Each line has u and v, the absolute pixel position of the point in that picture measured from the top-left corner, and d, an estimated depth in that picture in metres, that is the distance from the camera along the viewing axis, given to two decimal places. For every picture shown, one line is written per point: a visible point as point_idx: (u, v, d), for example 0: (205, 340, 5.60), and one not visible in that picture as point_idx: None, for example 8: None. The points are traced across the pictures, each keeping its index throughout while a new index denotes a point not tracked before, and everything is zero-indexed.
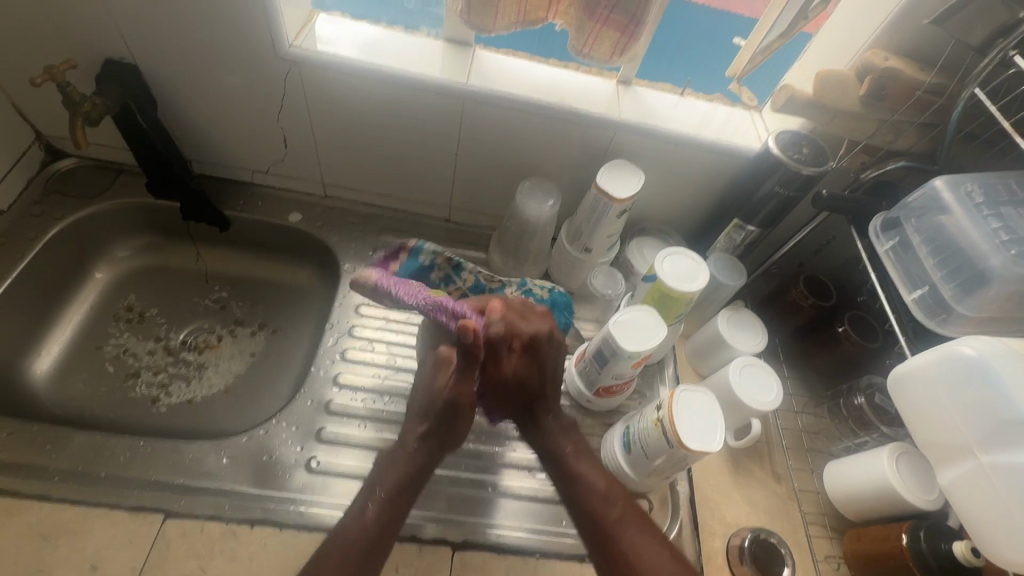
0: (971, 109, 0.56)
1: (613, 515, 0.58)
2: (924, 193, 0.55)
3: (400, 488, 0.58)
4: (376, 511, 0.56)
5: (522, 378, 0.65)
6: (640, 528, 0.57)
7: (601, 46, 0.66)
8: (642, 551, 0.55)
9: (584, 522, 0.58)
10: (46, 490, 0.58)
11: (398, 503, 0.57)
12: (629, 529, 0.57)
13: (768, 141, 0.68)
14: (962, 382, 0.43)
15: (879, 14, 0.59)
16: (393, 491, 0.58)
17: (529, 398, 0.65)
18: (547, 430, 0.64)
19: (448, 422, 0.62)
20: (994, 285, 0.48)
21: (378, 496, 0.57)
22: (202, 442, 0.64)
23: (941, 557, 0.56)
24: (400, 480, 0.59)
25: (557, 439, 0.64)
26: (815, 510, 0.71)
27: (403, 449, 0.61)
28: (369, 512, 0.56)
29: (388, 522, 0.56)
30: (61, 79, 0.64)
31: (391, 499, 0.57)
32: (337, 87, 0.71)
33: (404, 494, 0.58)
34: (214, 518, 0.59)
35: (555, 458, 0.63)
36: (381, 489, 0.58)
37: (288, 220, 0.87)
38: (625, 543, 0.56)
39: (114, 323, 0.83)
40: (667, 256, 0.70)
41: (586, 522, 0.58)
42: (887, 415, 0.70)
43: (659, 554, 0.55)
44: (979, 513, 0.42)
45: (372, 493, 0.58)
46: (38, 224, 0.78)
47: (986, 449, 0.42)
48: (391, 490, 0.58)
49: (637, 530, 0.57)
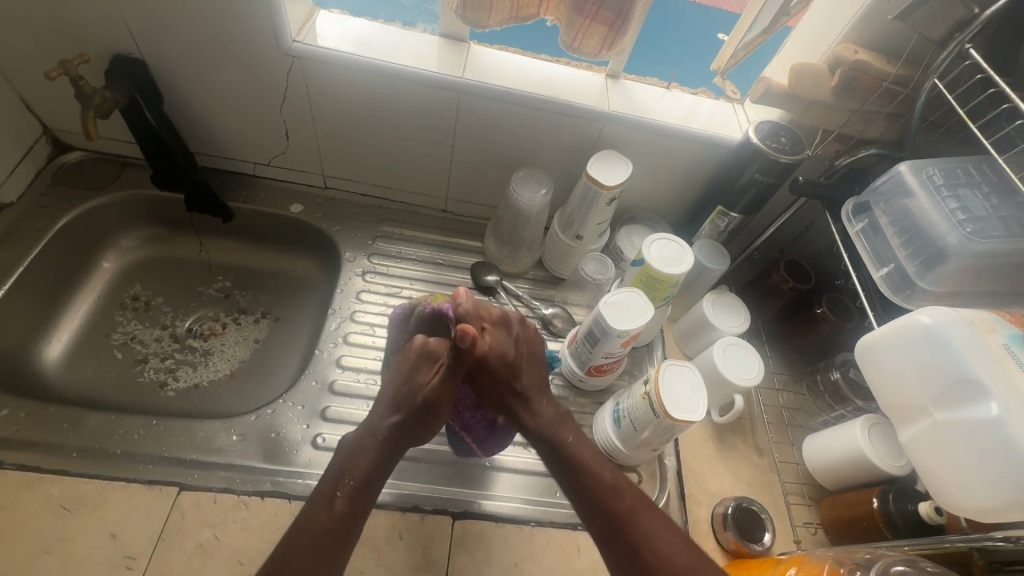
0: (933, 99, 0.60)
1: (625, 505, 0.54)
2: (891, 177, 0.59)
3: (369, 474, 0.57)
4: (344, 501, 0.55)
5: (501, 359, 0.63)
6: (654, 517, 0.54)
7: (591, 41, 0.70)
8: (658, 542, 0.52)
9: (599, 508, 0.55)
10: (65, 465, 0.60)
11: (366, 492, 0.56)
12: (641, 518, 0.54)
13: (748, 131, 0.72)
14: (921, 347, 0.47)
15: (850, 10, 0.63)
16: (363, 482, 0.56)
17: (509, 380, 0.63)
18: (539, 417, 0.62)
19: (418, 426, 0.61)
20: (952, 262, 0.52)
21: (348, 486, 0.55)
22: (213, 421, 0.67)
23: (908, 517, 0.61)
24: (368, 474, 0.56)
25: (557, 430, 0.61)
26: (795, 481, 0.75)
27: (370, 444, 0.58)
28: (338, 509, 0.54)
29: (357, 513, 0.55)
30: (74, 74, 0.66)
31: (360, 494, 0.55)
32: (337, 81, 0.74)
33: (371, 486, 0.56)
34: (227, 490, 0.62)
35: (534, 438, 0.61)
36: (351, 480, 0.56)
37: (290, 211, 0.90)
38: (637, 537, 0.52)
39: (121, 312, 0.86)
40: (654, 242, 0.74)
41: (602, 507, 0.55)
42: (862, 389, 0.74)
43: (676, 548, 0.52)
44: (936, 466, 0.46)
45: (340, 483, 0.56)
46: (47, 215, 0.80)
47: (941, 408, 0.46)
48: (360, 479, 0.56)
49: (653, 522, 0.54)
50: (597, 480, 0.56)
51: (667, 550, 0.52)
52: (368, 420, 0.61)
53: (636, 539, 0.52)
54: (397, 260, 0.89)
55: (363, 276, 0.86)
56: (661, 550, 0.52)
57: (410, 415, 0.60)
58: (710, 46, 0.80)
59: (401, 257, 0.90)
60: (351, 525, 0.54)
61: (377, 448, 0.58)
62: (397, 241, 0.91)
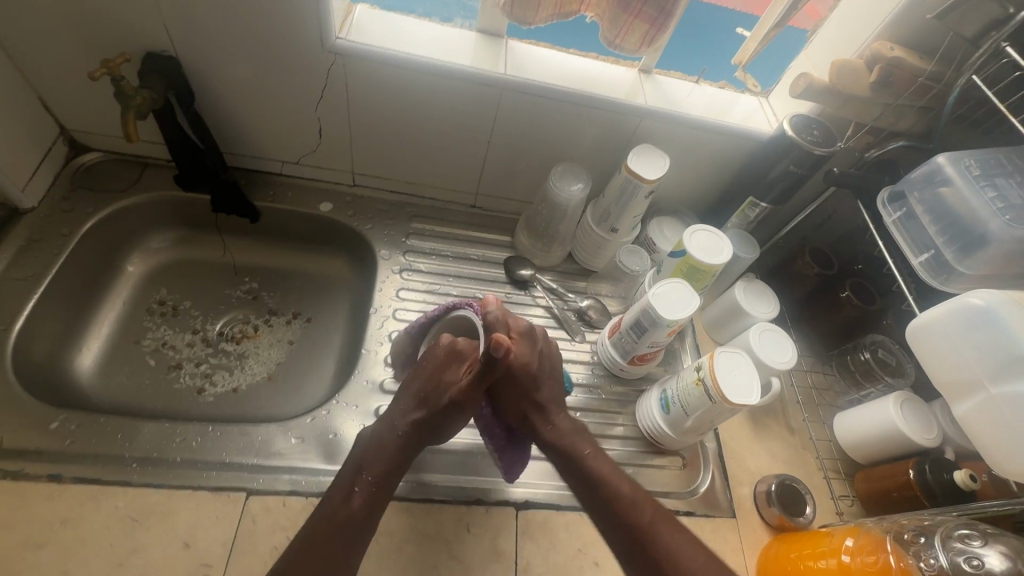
0: (965, 93, 0.64)
1: (643, 514, 0.57)
2: (928, 168, 0.63)
3: (384, 469, 0.58)
4: (362, 498, 0.56)
5: (528, 365, 0.65)
6: (670, 528, 0.56)
7: (632, 37, 0.71)
8: (677, 551, 0.55)
9: (614, 526, 0.57)
10: (126, 476, 0.59)
11: (384, 487, 0.57)
12: (661, 531, 0.56)
13: (783, 125, 0.75)
14: (974, 329, 0.51)
15: (883, 9, 0.67)
16: (381, 477, 0.57)
17: (530, 393, 0.65)
18: (559, 430, 0.64)
19: (444, 416, 0.61)
20: (992, 246, 0.56)
21: (366, 482, 0.57)
22: (268, 425, 0.66)
23: (944, 484, 0.65)
24: (387, 468, 0.58)
25: (574, 444, 0.63)
26: (829, 457, 0.79)
27: (387, 443, 0.59)
28: (357, 505, 0.55)
29: (375, 510, 0.56)
30: (117, 73, 0.65)
31: (380, 488, 0.57)
32: (378, 78, 0.73)
33: (389, 478, 0.58)
34: (294, 493, 0.62)
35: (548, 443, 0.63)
36: (369, 475, 0.57)
37: (319, 210, 0.89)
38: (655, 543, 0.55)
39: (149, 317, 0.83)
40: (694, 232, 0.77)
41: (617, 525, 0.57)
42: (890, 366, 0.80)
43: (691, 552, 0.55)
44: (989, 438, 0.50)
45: (358, 479, 0.57)
46: (70, 220, 0.77)
47: (996, 383, 0.50)
48: (379, 477, 0.57)
49: (669, 526, 0.57)
50: (608, 474, 0.60)
51: (684, 558, 0.54)
52: (384, 421, 0.61)
53: (651, 547, 0.55)
54: (432, 257, 0.89)
55: (401, 274, 0.86)
56: (684, 561, 0.54)
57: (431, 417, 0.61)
58: (729, 41, 0.82)
59: (435, 254, 0.90)
60: (369, 516, 0.55)
61: (394, 445, 0.59)
62: (430, 237, 0.91)
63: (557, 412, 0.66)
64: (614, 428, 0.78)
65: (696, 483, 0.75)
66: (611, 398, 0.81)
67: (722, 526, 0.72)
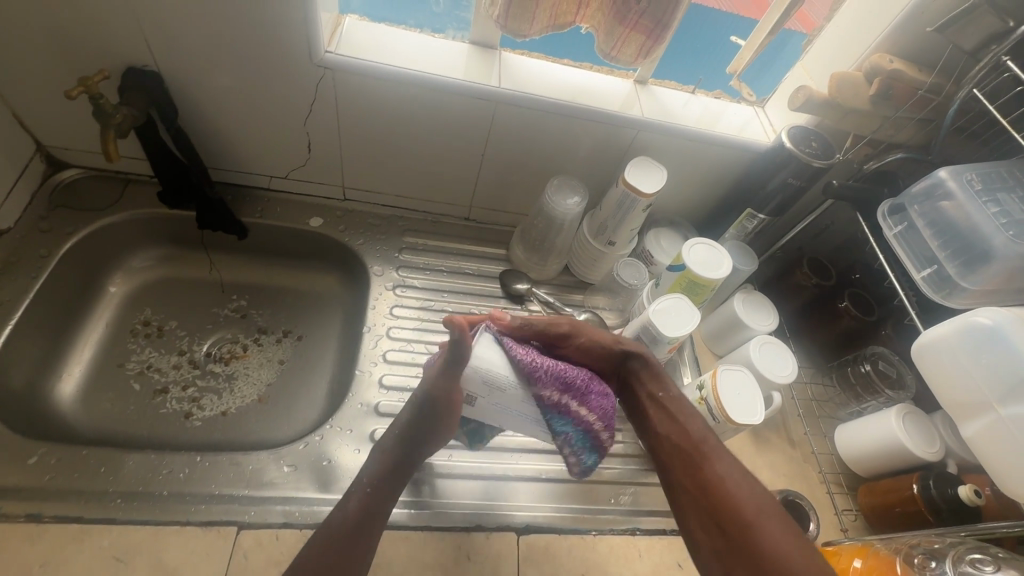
0: (965, 106, 0.64)
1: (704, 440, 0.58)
2: (929, 182, 0.62)
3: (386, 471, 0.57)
4: (359, 499, 0.54)
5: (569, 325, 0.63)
6: (730, 459, 0.56)
7: (628, 49, 0.69)
8: (726, 475, 0.55)
9: (676, 456, 0.59)
10: (110, 513, 0.57)
11: (383, 489, 0.56)
12: (716, 459, 0.56)
13: (781, 136, 0.74)
14: (982, 348, 0.50)
15: (880, 21, 0.66)
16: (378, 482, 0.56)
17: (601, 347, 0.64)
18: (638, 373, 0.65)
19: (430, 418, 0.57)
20: (997, 263, 0.55)
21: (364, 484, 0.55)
22: (260, 453, 0.64)
23: (949, 500, 0.65)
24: (384, 475, 0.56)
25: (650, 381, 0.64)
26: (831, 471, 0.79)
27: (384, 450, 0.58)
28: (354, 508, 0.53)
29: (374, 513, 0.54)
30: (95, 91, 0.62)
31: (374, 492, 0.55)
32: (370, 92, 0.71)
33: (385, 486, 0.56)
34: (287, 525, 0.60)
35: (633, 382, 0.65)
36: (365, 477, 0.56)
37: (309, 225, 0.86)
38: (711, 469, 0.56)
39: (133, 339, 0.81)
40: (693, 246, 0.76)
41: (679, 455, 0.59)
42: (891, 378, 0.79)
43: (741, 478, 0.55)
44: (998, 460, 0.50)
45: (358, 485, 0.56)
46: (48, 241, 0.74)
47: (1005, 404, 0.49)
48: (377, 480, 0.56)
49: (726, 458, 0.56)
50: (678, 408, 0.61)
51: (734, 482, 0.54)
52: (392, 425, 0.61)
53: (710, 471, 0.56)
54: (426, 272, 0.87)
55: (394, 290, 0.84)
56: (738, 488, 0.54)
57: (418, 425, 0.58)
58: (722, 49, 0.80)
59: (429, 269, 0.88)
60: (366, 520, 0.53)
61: (390, 451, 0.57)
62: (423, 252, 0.89)
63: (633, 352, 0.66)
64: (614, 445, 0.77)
65: None
66: None
67: None
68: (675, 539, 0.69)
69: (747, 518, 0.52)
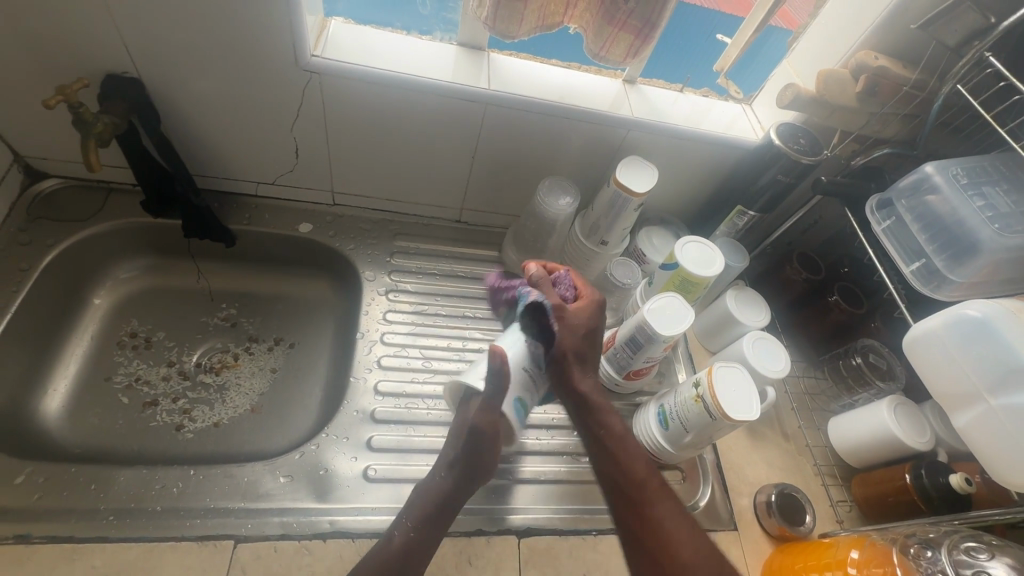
0: (949, 102, 0.65)
1: (647, 484, 0.57)
2: (916, 177, 0.63)
3: (427, 518, 0.56)
4: (400, 543, 0.55)
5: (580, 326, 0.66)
6: (671, 500, 0.56)
7: (617, 49, 0.69)
8: (668, 521, 0.54)
9: (614, 490, 0.58)
10: (102, 531, 0.56)
11: (426, 532, 0.56)
12: (660, 504, 0.56)
13: (770, 134, 0.75)
14: (972, 340, 0.51)
15: (866, 18, 0.68)
16: (423, 522, 0.56)
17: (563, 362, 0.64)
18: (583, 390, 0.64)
19: (476, 469, 0.58)
20: (983, 255, 0.56)
21: (405, 527, 0.56)
22: (255, 464, 0.63)
23: (942, 489, 0.66)
24: (431, 514, 0.57)
25: (597, 409, 0.63)
26: (825, 462, 0.80)
27: (432, 488, 0.58)
28: (396, 544, 0.55)
29: (416, 556, 0.55)
30: (74, 100, 0.61)
31: (420, 533, 0.55)
32: (359, 95, 0.70)
33: (432, 527, 0.56)
34: (285, 537, 0.59)
35: (592, 412, 0.63)
36: (406, 518, 0.57)
37: (299, 231, 0.85)
38: (654, 510, 0.55)
39: (120, 351, 0.79)
40: (686, 245, 0.76)
41: (617, 489, 0.58)
42: (880, 370, 0.80)
43: (683, 528, 0.54)
44: (989, 448, 0.51)
45: (403, 520, 0.57)
46: (29, 254, 0.72)
47: (995, 394, 0.50)
48: (420, 522, 0.56)
49: (668, 501, 0.56)
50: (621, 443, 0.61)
51: (676, 534, 0.54)
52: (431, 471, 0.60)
53: (653, 513, 0.55)
54: (419, 276, 0.87)
55: (387, 295, 0.83)
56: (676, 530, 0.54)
57: (467, 460, 0.58)
58: (711, 47, 0.79)
59: (422, 272, 0.87)
60: (411, 559, 0.54)
61: (439, 493, 0.58)
62: (415, 255, 0.88)
63: (586, 373, 0.65)
64: None
65: (696, 497, 0.74)
66: None
67: (724, 540, 0.71)
68: None
69: (686, 558, 0.52)
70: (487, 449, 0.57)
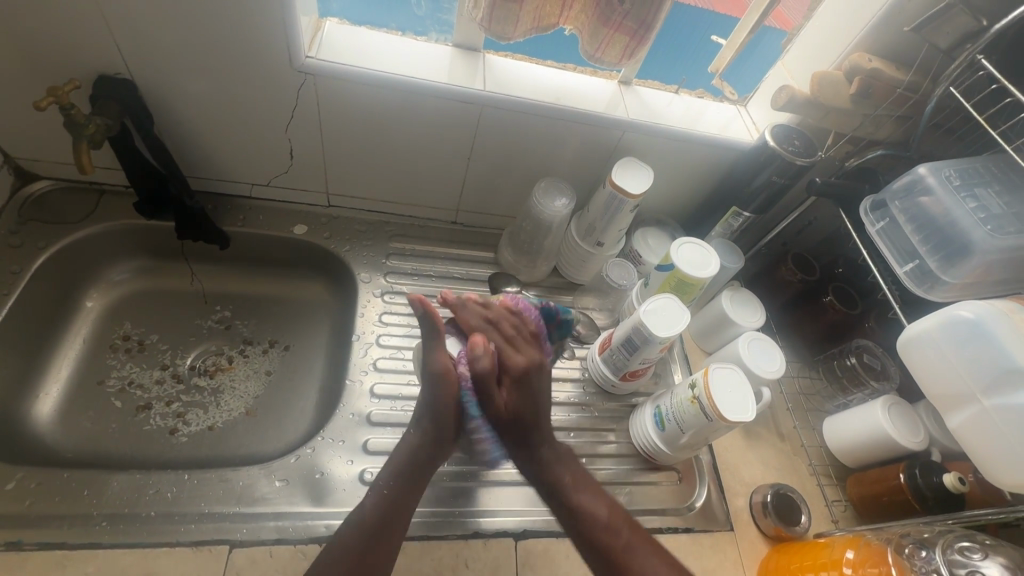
0: (942, 104, 0.66)
1: (613, 545, 0.55)
2: (909, 178, 0.63)
3: (401, 480, 0.58)
4: (375, 506, 0.55)
5: (518, 411, 0.62)
6: (644, 545, 0.55)
7: (612, 50, 0.69)
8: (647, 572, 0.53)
9: (591, 554, 0.56)
10: (95, 537, 0.55)
11: (399, 491, 0.57)
12: (633, 560, 0.54)
13: (765, 135, 0.75)
14: (965, 340, 0.52)
15: (860, 20, 0.68)
16: (396, 483, 0.57)
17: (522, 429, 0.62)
18: (543, 460, 0.61)
19: (446, 418, 0.62)
20: (976, 257, 0.57)
21: (381, 488, 0.57)
22: (250, 468, 0.63)
23: (936, 488, 0.66)
24: (406, 472, 0.58)
25: (554, 472, 0.61)
26: (821, 462, 0.80)
27: (406, 446, 0.61)
28: (370, 510, 0.55)
29: (387, 521, 0.55)
30: (65, 101, 0.60)
31: (393, 493, 0.56)
32: (354, 97, 0.70)
33: (407, 487, 0.57)
34: (281, 541, 0.58)
35: (556, 489, 0.60)
36: (382, 480, 0.57)
37: (293, 233, 0.85)
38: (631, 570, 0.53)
39: (113, 355, 0.78)
40: (682, 246, 0.76)
41: (594, 553, 0.55)
42: (874, 371, 0.80)
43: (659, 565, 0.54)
44: (983, 449, 0.51)
45: (378, 485, 0.57)
46: (20, 256, 0.71)
47: (989, 395, 0.50)
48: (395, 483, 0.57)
49: (643, 545, 0.55)
50: (584, 504, 0.58)
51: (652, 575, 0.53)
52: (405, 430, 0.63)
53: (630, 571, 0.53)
54: (414, 277, 0.86)
55: (382, 297, 0.83)
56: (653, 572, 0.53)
57: (434, 412, 0.61)
58: (706, 49, 0.79)
59: (417, 274, 0.87)
60: (387, 520, 0.55)
61: (411, 448, 0.60)
62: (411, 257, 0.88)
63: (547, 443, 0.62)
64: (608, 446, 0.77)
65: (693, 497, 0.74)
66: (603, 415, 0.80)
67: (720, 541, 0.71)
68: (671, 537, 0.70)
69: None
70: (452, 388, 0.62)
